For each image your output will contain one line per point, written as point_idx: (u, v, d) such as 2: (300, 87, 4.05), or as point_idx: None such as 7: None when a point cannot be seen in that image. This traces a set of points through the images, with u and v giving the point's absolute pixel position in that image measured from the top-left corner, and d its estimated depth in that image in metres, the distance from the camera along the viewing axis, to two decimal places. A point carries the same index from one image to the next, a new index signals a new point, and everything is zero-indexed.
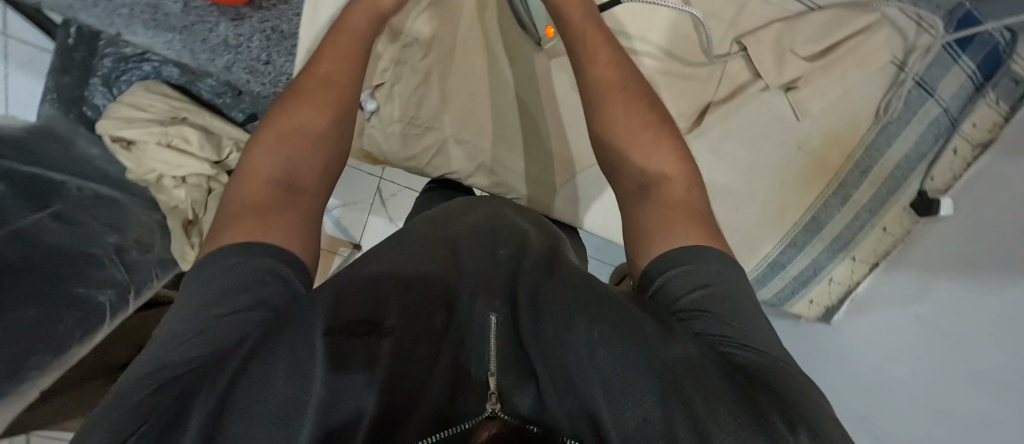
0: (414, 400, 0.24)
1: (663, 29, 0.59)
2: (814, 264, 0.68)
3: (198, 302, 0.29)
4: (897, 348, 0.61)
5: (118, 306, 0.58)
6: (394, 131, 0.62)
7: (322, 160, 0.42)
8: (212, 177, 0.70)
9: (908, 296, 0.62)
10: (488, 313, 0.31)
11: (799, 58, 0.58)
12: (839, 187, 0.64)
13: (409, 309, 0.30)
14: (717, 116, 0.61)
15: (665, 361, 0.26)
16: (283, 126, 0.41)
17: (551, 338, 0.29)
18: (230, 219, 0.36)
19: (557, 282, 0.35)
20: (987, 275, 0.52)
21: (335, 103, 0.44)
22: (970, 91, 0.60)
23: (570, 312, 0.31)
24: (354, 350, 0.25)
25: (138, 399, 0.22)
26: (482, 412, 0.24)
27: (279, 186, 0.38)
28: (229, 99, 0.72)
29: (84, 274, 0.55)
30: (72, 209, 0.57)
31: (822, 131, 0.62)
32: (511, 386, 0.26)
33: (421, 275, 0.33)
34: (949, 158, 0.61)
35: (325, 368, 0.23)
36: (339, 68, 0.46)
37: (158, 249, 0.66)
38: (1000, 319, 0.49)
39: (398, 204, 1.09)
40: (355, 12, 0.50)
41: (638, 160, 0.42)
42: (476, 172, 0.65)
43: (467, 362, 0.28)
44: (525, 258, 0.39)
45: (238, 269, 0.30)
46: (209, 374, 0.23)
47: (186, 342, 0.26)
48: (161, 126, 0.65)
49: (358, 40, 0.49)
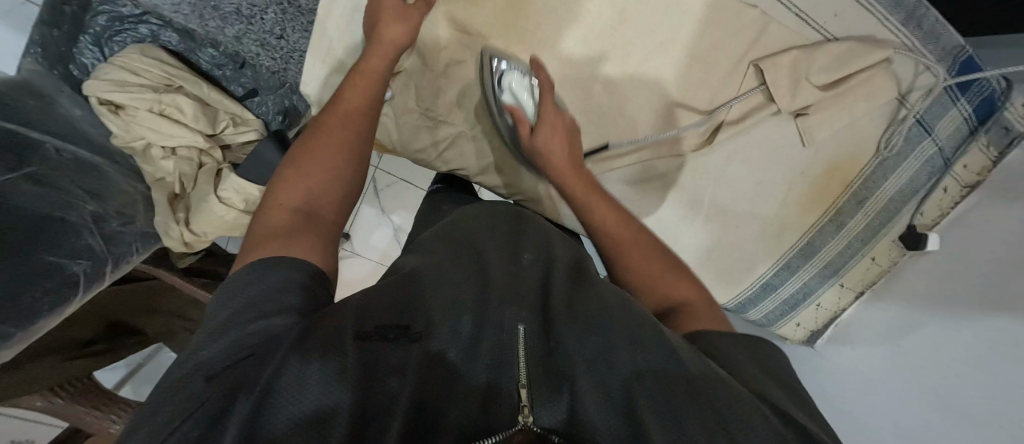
0: (450, 398, 0.27)
1: (686, 43, 0.60)
2: (805, 288, 0.71)
3: (230, 306, 0.31)
4: (870, 372, 0.63)
5: (93, 277, 0.55)
6: (408, 119, 0.64)
7: (339, 191, 0.43)
8: (204, 150, 0.66)
9: (894, 319, 0.64)
10: (515, 323, 0.32)
11: (813, 86, 0.59)
12: (836, 215, 0.66)
13: (437, 316, 0.33)
14: (727, 135, 0.63)
15: (674, 371, 0.29)
16: (307, 156, 0.43)
17: (567, 344, 0.32)
18: (256, 239, 0.37)
19: (569, 296, 0.37)
20: (958, 312, 0.54)
21: (358, 130, 0.47)
22: (966, 133, 0.63)
23: (583, 324, 0.33)
24: (383, 353, 0.28)
25: (188, 395, 0.25)
26: (514, 424, 0.26)
27: (300, 211, 0.40)
28: (230, 71, 0.70)
29: (62, 242, 0.51)
30: (46, 171, 0.53)
31: (826, 158, 0.64)
32: (541, 400, 0.28)
33: (443, 296, 0.35)
34: (939, 196, 0.64)
35: (355, 370, 0.26)
36: (368, 98, 0.50)
37: (140, 221, 0.63)
38: (965, 355, 0.51)
39: (393, 196, 1.07)
40: (380, 40, 0.54)
41: (648, 281, 0.42)
42: (485, 170, 0.66)
43: (501, 373, 0.30)
44: (554, 265, 0.42)
45: (267, 279, 0.32)
46: (249, 369, 0.26)
47: (226, 340, 0.28)
48: (154, 93, 0.61)
49: (374, 80, 0.52)
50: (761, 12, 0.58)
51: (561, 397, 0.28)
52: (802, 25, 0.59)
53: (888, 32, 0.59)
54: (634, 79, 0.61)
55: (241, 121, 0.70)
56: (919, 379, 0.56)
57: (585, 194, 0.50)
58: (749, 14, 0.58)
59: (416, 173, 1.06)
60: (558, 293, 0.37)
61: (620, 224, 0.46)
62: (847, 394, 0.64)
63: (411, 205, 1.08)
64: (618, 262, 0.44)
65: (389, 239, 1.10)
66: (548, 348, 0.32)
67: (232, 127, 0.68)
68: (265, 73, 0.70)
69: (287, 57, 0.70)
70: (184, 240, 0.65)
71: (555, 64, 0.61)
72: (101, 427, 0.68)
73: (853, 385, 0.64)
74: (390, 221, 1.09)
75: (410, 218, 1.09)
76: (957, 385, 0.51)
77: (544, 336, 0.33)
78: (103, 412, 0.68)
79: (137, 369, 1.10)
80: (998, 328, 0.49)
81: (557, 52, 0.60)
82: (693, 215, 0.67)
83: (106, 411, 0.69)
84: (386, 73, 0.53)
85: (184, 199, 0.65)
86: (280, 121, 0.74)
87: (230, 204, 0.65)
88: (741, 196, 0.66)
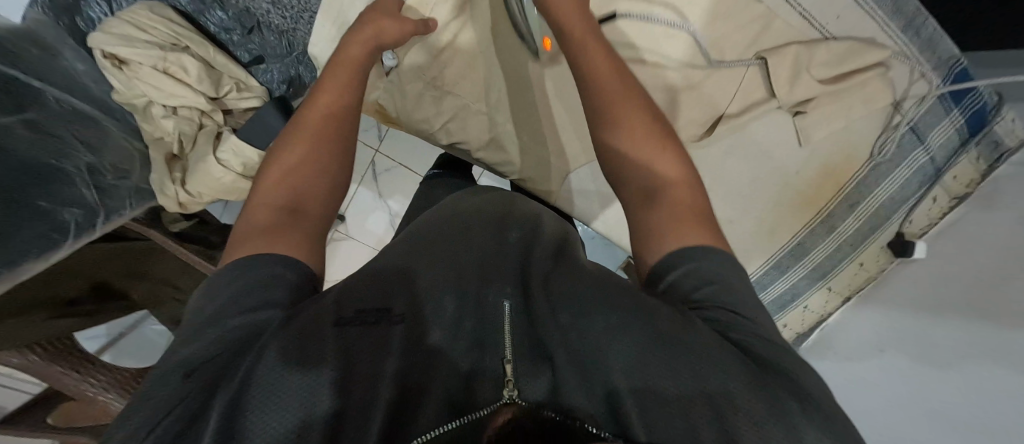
0: (433, 382, 0.27)
1: (692, 33, 0.60)
2: (794, 289, 0.73)
3: (207, 307, 0.31)
4: (852, 370, 0.65)
5: (83, 228, 0.54)
6: (413, 89, 0.64)
7: (324, 187, 0.41)
8: (205, 113, 0.66)
9: (883, 326, 0.64)
10: (501, 299, 0.33)
11: (813, 80, 0.60)
12: (827, 217, 0.67)
13: (419, 297, 0.33)
14: (727, 128, 0.64)
15: (657, 328, 0.27)
16: (287, 153, 0.42)
17: (549, 316, 0.31)
18: (241, 238, 0.36)
19: (565, 269, 0.37)
20: (949, 326, 0.54)
21: (337, 123, 0.45)
22: (956, 144, 0.64)
23: (567, 298, 0.32)
24: (360, 337, 0.28)
25: (170, 391, 0.25)
26: (499, 398, 0.27)
27: (284, 208, 0.38)
28: (237, 36, 0.69)
29: (54, 189, 0.51)
30: (44, 118, 0.53)
31: (822, 159, 0.65)
32: (524, 373, 0.28)
33: (432, 277, 0.35)
34: (929, 206, 0.65)
35: (335, 358, 0.25)
36: (347, 88, 0.48)
37: (135, 178, 0.63)
38: (941, 365, 0.52)
39: (391, 180, 1.07)
40: (363, 29, 0.53)
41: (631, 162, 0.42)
42: (487, 145, 0.67)
43: (486, 353, 0.30)
44: (536, 242, 0.41)
45: (241, 277, 0.32)
46: (228, 366, 0.26)
47: (204, 339, 0.28)
48: (159, 50, 0.61)
49: (353, 72, 0.50)
50: (767, 8, 0.60)
51: (544, 370, 0.29)
52: (805, 23, 0.60)
53: (888, 36, 0.61)
54: (639, 67, 0.62)
55: (245, 88, 0.68)
56: (896, 387, 0.57)
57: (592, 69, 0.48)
58: (754, 9, 0.60)
59: (416, 159, 1.06)
60: (537, 261, 0.38)
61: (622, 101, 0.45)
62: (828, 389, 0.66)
63: (408, 191, 1.08)
64: (611, 134, 0.44)
65: (386, 224, 1.09)
66: (529, 321, 0.32)
67: (236, 92, 0.67)
68: (274, 38, 0.68)
69: (298, 16, 0.66)
70: (178, 200, 0.65)
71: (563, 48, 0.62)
72: (80, 388, 0.66)
73: (841, 389, 0.64)
74: (387, 205, 1.09)
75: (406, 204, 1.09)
76: (929, 388, 0.52)
77: (529, 318, 0.32)
78: (82, 374, 0.66)
79: (118, 337, 1.09)
80: (977, 334, 0.50)
81: None
82: None
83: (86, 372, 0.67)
84: (368, 61, 0.52)
85: (183, 161, 0.65)
86: (285, 90, 0.72)
87: (228, 167, 0.64)
88: (737, 192, 0.67)
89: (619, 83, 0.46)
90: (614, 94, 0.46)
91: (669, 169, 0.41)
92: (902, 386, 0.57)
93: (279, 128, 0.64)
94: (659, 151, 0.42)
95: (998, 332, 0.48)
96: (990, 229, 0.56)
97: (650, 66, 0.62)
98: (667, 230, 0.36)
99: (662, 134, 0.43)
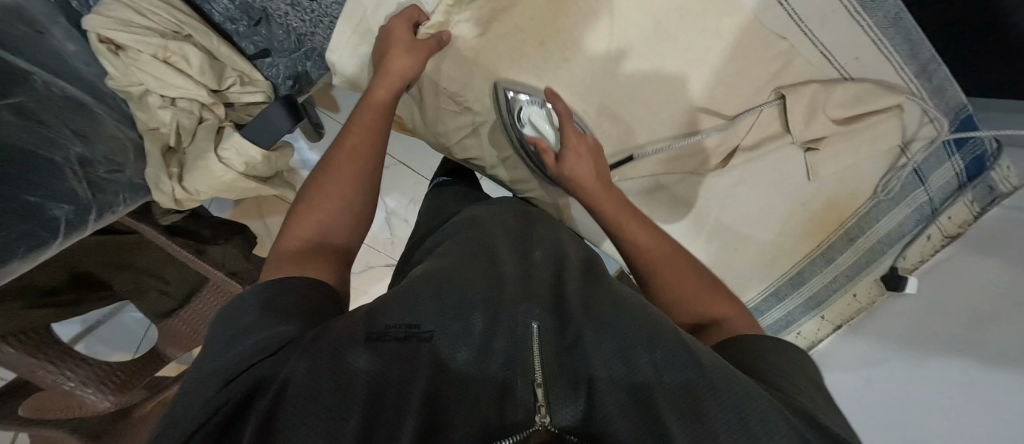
0: (462, 393, 0.28)
1: (715, 64, 0.60)
2: (788, 316, 0.77)
3: (239, 316, 0.32)
4: (854, 396, 0.65)
5: (74, 225, 0.52)
6: (440, 104, 0.64)
7: (349, 223, 0.44)
8: (206, 106, 0.62)
9: (871, 350, 0.66)
10: (529, 320, 0.33)
11: (828, 119, 0.61)
12: (827, 249, 0.71)
13: (450, 314, 0.34)
14: (740, 160, 0.65)
15: (670, 346, 0.31)
16: (320, 186, 0.44)
17: (584, 344, 0.32)
18: (275, 261, 0.39)
19: (597, 299, 0.38)
20: (931, 350, 0.57)
21: (365, 162, 0.47)
22: (954, 187, 0.66)
23: (591, 323, 0.34)
24: (394, 352, 0.29)
25: (210, 394, 0.25)
26: (530, 422, 0.26)
27: (312, 241, 0.41)
28: (244, 27, 0.64)
29: (43, 182, 0.50)
30: (32, 104, 0.52)
31: (827, 194, 0.67)
32: (557, 399, 0.28)
33: (466, 297, 0.36)
34: (923, 242, 0.67)
35: (366, 371, 0.27)
36: (374, 129, 0.50)
37: (129, 172, 0.59)
38: (930, 389, 0.54)
39: (390, 178, 1.05)
40: (391, 64, 0.53)
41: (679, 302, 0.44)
42: (502, 162, 0.69)
43: (513, 379, 0.29)
44: (566, 267, 0.43)
45: (276, 292, 0.34)
46: (265, 370, 0.27)
47: (239, 347, 0.29)
48: (159, 38, 0.57)
49: (378, 111, 0.51)
50: (790, 45, 0.59)
51: (577, 393, 0.28)
52: (825, 62, 0.60)
53: (901, 80, 0.61)
54: (657, 91, 0.62)
55: (249, 81, 0.65)
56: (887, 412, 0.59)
57: (616, 214, 0.51)
58: (778, 46, 0.59)
59: (417, 157, 1.04)
60: (571, 288, 0.39)
61: (653, 241, 0.49)
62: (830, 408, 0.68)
63: (408, 189, 1.06)
64: (648, 265, 0.47)
65: (382, 221, 1.09)
66: (563, 347, 0.32)
67: (238, 86, 0.64)
68: (283, 32, 0.64)
69: (317, 20, 0.64)
70: (175, 197, 0.62)
71: (586, 67, 0.60)
72: (54, 384, 0.63)
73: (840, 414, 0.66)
74: (383, 203, 1.07)
75: (404, 202, 1.07)
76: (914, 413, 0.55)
77: (558, 335, 0.33)
78: (59, 367, 0.63)
79: (95, 326, 1.05)
80: (965, 370, 0.51)
81: (583, 52, 0.60)
82: (696, 234, 0.71)
83: (60, 365, 0.64)
84: (394, 103, 0.53)
85: (178, 154, 0.62)
86: (290, 86, 0.69)
87: (229, 165, 0.62)
88: (743, 221, 0.70)
89: (636, 221, 0.51)
90: (635, 229, 0.50)
91: (723, 307, 0.43)
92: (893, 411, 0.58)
93: (286, 127, 0.62)
94: (688, 272, 0.46)
95: (974, 367, 0.50)
96: (978, 273, 0.57)
97: (670, 94, 0.62)
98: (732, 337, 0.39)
99: (697, 272, 0.47)
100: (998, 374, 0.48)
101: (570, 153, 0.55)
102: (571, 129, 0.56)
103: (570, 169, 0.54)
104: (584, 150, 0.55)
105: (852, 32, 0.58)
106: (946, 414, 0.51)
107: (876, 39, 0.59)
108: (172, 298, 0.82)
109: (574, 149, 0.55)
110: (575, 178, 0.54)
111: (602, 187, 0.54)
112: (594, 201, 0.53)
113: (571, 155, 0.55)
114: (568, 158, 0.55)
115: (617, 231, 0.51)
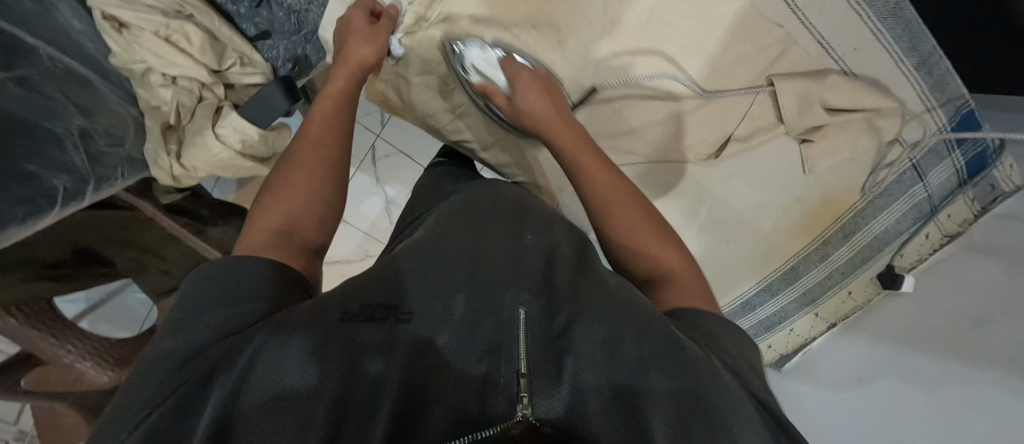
0: (442, 385, 0.29)
1: (709, 51, 0.60)
2: (780, 313, 0.78)
3: (199, 297, 0.32)
4: (842, 391, 0.64)
5: (72, 195, 0.53)
6: (424, 82, 0.65)
7: (317, 212, 0.45)
8: (206, 85, 0.64)
9: (864, 358, 0.65)
10: (517, 307, 0.34)
11: (823, 110, 0.61)
12: (822, 244, 0.71)
13: (428, 294, 0.35)
14: (732, 151, 0.66)
15: (660, 335, 0.31)
16: (276, 185, 0.45)
17: (574, 326, 0.33)
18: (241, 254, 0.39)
19: (585, 280, 0.39)
20: (914, 354, 0.57)
21: (323, 154, 0.48)
22: (954, 185, 0.65)
23: (576, 309, 0.34)
24: (367, 330, 0.30)
25: (165, 372, 0.26)
26: (511, 415, 0.27)
27: (277, 232, 0.41)
28: (244, 9, 0.63)
29: (44, 154, 0.51)
30: (37, 78, 0.52)
31: (822, 188, 0.68)
32: (539, 390, 0.29)
33: (444, 274, 0.38)
34: (920, 241, 0.67)
35: (337, 358, 0.27)
36: (333, 125, 0.51)
37: (129, 146, 0.61)
38: (908, 391, 0.55)
39: (390, 166, 1.06)
40: (346, 64, 0.55)
41: (629, 245, 0.43)
42: (494, 145, 0.71)
43: (497, 370, 0.30)
44: (547, 244, 0.44)
45: (232, 282, 0.33)
46: (228, 354, 0.27)
47: (198, 326, 0.30)
48: (163, 17, 0.58)
49: (339, 102, 0.53)
50: (786, 34, 0.59)
51: (558, 386, 0.29)
52: (823, 53, 0.60)
53: (902, 72, 0.61)
54: (651, 78, 0.62)
55: (249, 62, 0.66)
56: (862, 407, 0.59)
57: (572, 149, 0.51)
58: (772, 35, 0.59)
59: (416, 147, 1.05)
60: (563, 271, 0.40)
61: (608, 181, 0.47)
62: (800, 401, 0.70)
63: (408, 178, 1.07)
64: (602, 211, 0.46)
65: (380, 210, 1.10)
66: (547, 335, 0.33)
67: (238, 66, 0.65)
68: (282, 14, 0.64)
69: None
70: (173, 174, 0.63)
71: (579, 55, 0.61)
72: (56, 356, 0.64)
73: (812, 409, 0.67)
74: (383, 192, 1.08)
75: (403, 192, 1.08)
76: (895, 412, 0.55)
77: (546, 326, 0.34)
78: (58, 340, 0.64)
79: (99, 304, 1.07)
80: (944, 375, 0.52)
81: (577, 42, 0.60)
82: (689, 223, 0.72)
83: (66, 338, 0.65)
84: (354, 90, 0.55)
85: (179, 132, 0.63)
86: (290, 69, 0.69)
87: (226, 143, 0.63)
88: (736, 214, 0.71)
89: (594, 155, 0.50)
90: (588, 163, 0.49)
91: (672, 257, 0.43)
92: (870, 409, 0.58)
93: (283, 108, 0.64)
94: (639, 212, 0.45)
95: (961, 368, 0.50)
96: (970, 278, 0.58)
97: (666, 86, 0.62)
98: (673, 296, 0.39)
99: (646, 212, 0.46)
100: (978, 372, 0.48)
101: (520, 89, 0.56)
102: (518, 66, 0.57)
103: (523, 102, 0.56)
104: (532, 83, 0.57)
105: (852, 22, 0.58)
106: (929, 416, 0.50)
107: (876, 30, 0.59)
108: (172, 277, 0.83)
109: (523, 82, 0.56)
110: (531, 112, 0.55)
111: (561, 121, 0.54)
112: (549, 132, 0.54)
113: (521, 87, 0.56)
114: (519, 93, 0.56)
115: (573, 165, 0.50)
